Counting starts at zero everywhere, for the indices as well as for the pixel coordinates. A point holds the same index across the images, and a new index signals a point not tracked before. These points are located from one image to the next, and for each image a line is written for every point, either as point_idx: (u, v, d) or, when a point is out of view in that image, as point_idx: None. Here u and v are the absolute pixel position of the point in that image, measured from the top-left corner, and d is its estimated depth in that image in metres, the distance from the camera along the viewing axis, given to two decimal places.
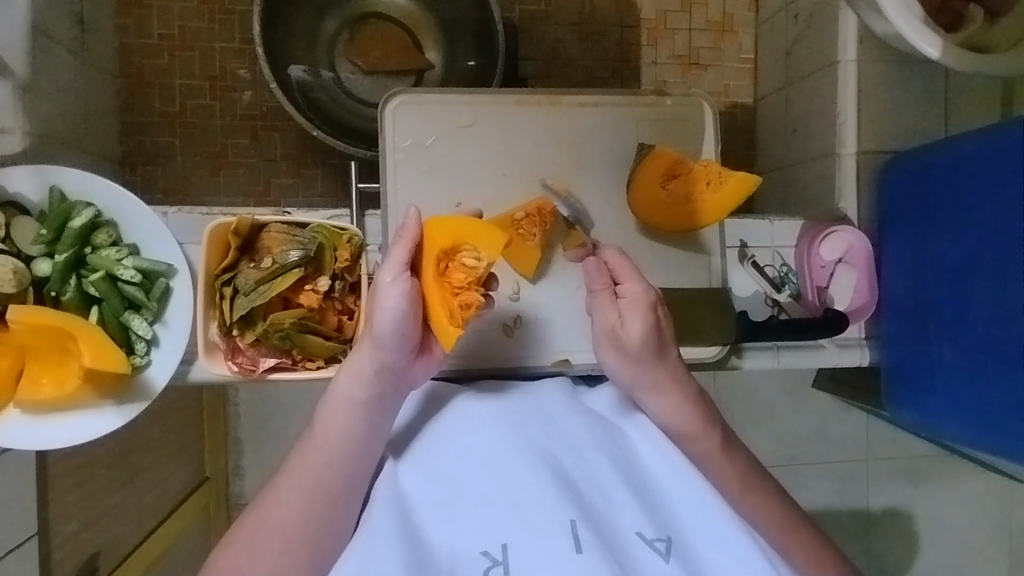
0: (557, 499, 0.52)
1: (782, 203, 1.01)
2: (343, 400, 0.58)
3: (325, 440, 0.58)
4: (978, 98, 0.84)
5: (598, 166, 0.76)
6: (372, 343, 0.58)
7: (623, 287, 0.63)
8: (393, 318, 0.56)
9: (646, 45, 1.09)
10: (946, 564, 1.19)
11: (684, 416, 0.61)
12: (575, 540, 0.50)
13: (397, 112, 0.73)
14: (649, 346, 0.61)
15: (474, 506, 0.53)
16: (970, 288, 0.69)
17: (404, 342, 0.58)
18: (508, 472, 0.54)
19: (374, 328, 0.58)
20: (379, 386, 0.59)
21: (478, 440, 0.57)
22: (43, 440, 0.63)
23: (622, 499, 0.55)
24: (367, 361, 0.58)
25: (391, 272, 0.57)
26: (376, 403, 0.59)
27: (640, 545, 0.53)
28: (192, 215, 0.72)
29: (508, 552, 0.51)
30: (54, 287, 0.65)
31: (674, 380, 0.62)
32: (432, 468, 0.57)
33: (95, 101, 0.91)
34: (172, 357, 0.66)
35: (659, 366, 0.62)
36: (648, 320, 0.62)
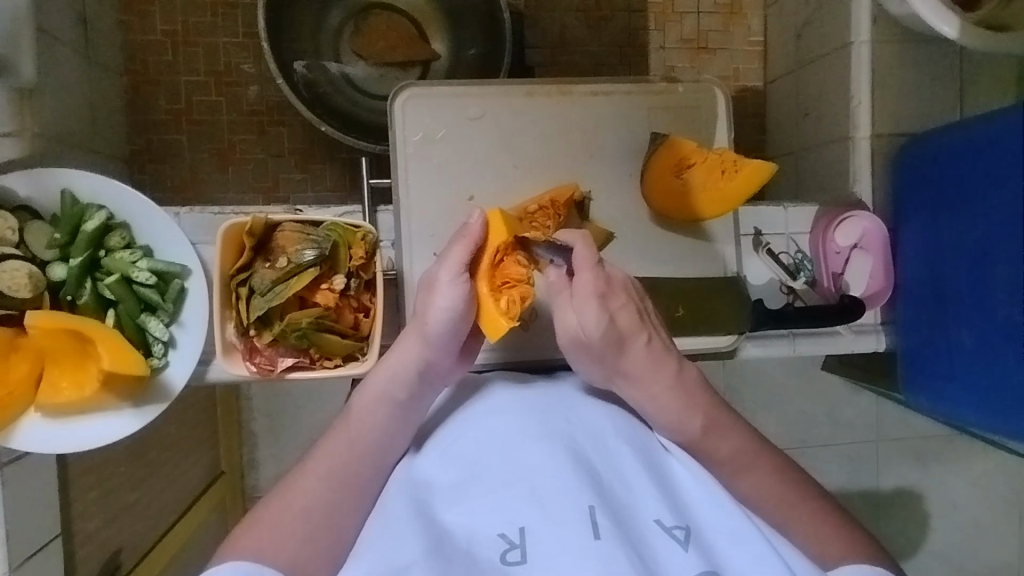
0: (578, 486, 0.50)
1: (794, 187, 1.00)
2: (381, 395, 0.59)
3: (358, 429, 0.58)
4: (994, 78, 0.83)
5: (611, 157, 0.75)
6: (422, 337, 0.60)
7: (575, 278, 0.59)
8: (447, 316, 0.59)
9: (653, 30, 1.07)
10: (958, 543, 1.19)
11: (673, 407, 0.58)
12: (593, 527, 0.47)
13: (407, 105, 0.72)
14: (611, 342, 0.58)
15: (493, 488, 0.51)
16: (989, 273, 0.68)
17: (454, 342, 0.60)
18: (529, 456, 0.52)
19: (425, 326, 0.60)
20: (418, 385, 0.60)
21: (499, 429, 0.56)
22: (65, 443, 0.64)
23: (642, 488, 0.52)
24: (412, 359, 0.59)
25: (453, 273, 0.60)
26: (410, 403, 0.59)
27: (659, 533, 0.50)
28: (204, 215, 0.72)
29: (526, 536, 0.48)
30: (70, 292, 0.65)
31: (649, 371, 0.59)
32: (450, 455, 0.56)
33: (101, 100, 0.90)
34: (190, 357, 0.66)
35: (626, 358, 0.58)
36: (601, 314, 0.58)
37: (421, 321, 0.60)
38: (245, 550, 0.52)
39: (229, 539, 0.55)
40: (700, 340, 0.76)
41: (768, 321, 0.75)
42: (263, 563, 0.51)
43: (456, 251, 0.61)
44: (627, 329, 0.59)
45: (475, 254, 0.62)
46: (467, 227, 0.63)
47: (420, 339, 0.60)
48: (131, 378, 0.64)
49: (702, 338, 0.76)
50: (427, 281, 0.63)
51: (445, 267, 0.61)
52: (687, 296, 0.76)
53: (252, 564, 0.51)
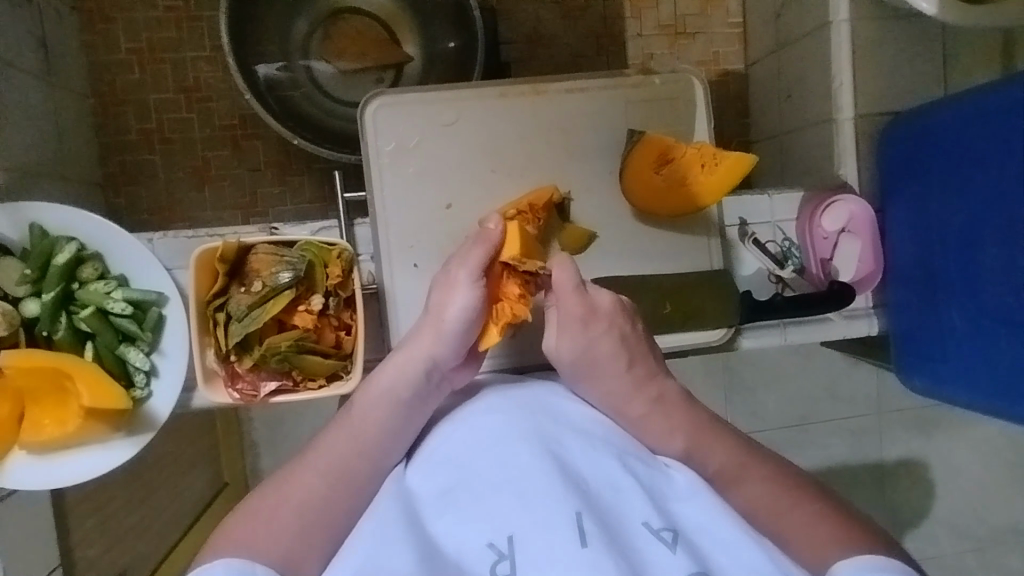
0: (563, 491, 0.49)
1: (780, 171, 0.98)
2: (387, 394, 0.57)
3: (362, 428, 0.57)
4: (977, 51, 0.81)
5: (588, 155, 0.73)
6: (436, 334, 0.59)
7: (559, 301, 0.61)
8: (464, 315, 0.59)
9: (630, 18, 1.05)
10: (961, 513, 1.19)
11: (656, 425, 0.58)
12: (579, 533, 0.47)
13: (378, 114, 0.71)
14: (587, 368, 0.59)
15: (480, 496, 0.50)
16: (978, 256, 0.67)
17: (467, 339, 0.60)
18: (515, 460, 0.51)
19: (440, 324, 0.59)
20: (428, 382, 0.58)
21: (483, 433, 0.54)
22: (53, 479, 0.63)
23: (630, 489, 0.51)
24: (420, 359, 0.58)
25: (472, 275, 0.60)
26: (417, 402, 0.58)
27: (646, 535, 0.48)
28: (178, 240, 0.71)
29: (515, 545, 0.47)
30: (45, 327, 0.63)
31: (628, 395, 0.59)
32: (436, 464, 0.54)
33: (69, 124, 0.88)
34: (173, 385, 0.65)
35: (601, 381, 0.59)
36: (581, 339, 0.59)
37: (434, 319, 0.60)
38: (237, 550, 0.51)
39: (215, 538, 0.54)
40: (688, 336, 0.75)
41: (756, 314, 0.75)
42: (254, 559, 0.50)
43: (475, 252, 0.61)
44: (608, 353, 0.60)
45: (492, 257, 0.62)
46: (487, 232, 0.62)
47: (436, 335, 0.59)
48: (114, 411, 0.63)
49: (691, 333, 0.75)
50: (441, 278, 0.62)
51: (466, 267, 0.60)
52: (676, 292, 0.74)
53: (244, 560, 0.50)
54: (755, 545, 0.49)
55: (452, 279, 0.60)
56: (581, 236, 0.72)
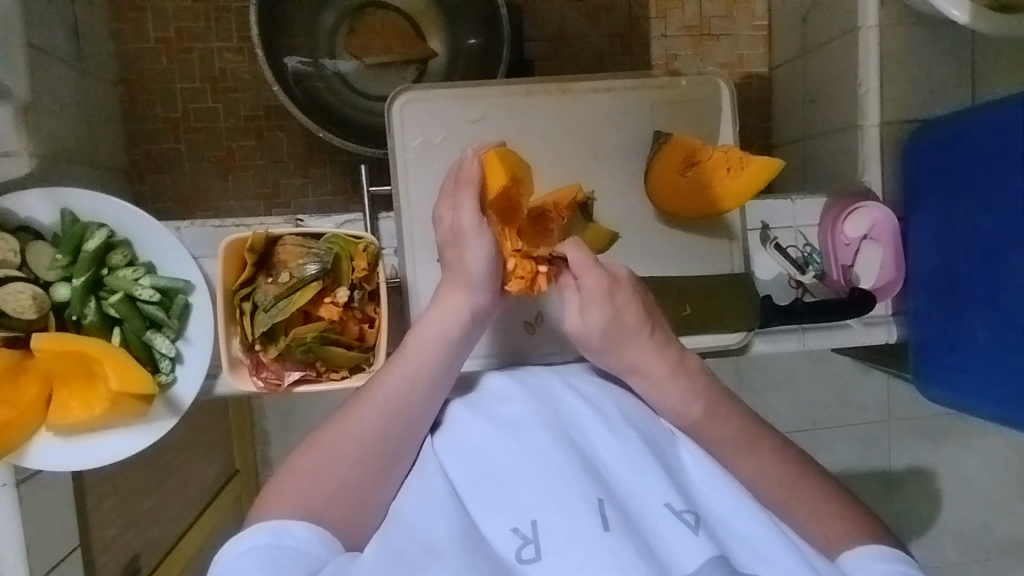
0: (585, 478, 0.49)
1: (802, 176, 0.98)
2: (437, 335, 0.58)
3: (414, 362, 0.57)
4: (1007, 60, 0.80)
5: (612, 155, 0.73)
6: (466, 287, 0.59)
7: (581, 280, 0.59)
8: (485, 263, 0.58)
9: (655, 18, 1.05)
10: (972, 524, 1.19)
11: (676, 390, 0.58)
12: (603, 518, 0.47)
13: (405, 110, 0.71)
14: (614, 336, 0.59)
15: (504, 482, 0.50)
16: (1005, 266, 0.67)
17: (495, 287, 0.59)
18: (536, 447, 0.52)
19: (467, 276, 0.58)
20: (471, 326, 0.59)
21: (506, 418, 0.55)
22: (79, 460, 0.64)
23: (652, 472, 0.51)
24: (463, 305, 0.59)
25: (475, 222, 0.58)
26: (463, 342, 0.59)
27: (668, 519, 0.48)
28: (205, 229, 0.72)
29: (539, 530, 0.47)
30: (75, 311, 0.65)
31: (650, 358, 0.58)
32: (458, 449, 0.54)
33: (97, 111, 0.89)
34: (198, 372, 0.66)
35: (628, 350, 0.59)
36: (606, 310, 0.59)
37: (457, 270, 0.59)
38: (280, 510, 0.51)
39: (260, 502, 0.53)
40: (707, 338, 0.75)
41: (776, 317, 0.75)
42: (284, 517, 0.50)
43: (467, 198, 0.59)
44: (633, 322, 0.59)
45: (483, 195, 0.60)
46: (464, 170, 0.60)
47: (466, 286, 0.59)
48: (140, 396, 0.64)
49: (710, 336, 0.75)
50: (449, 234, 0.60)
51: (466, 216, 0.59)
52: (695, 294, 0.75)
53: (278, 521, 0.49)
54: (778, 534, 0.49)
55: (462, 234, 0.58)
56: (602, 236, 0.73)
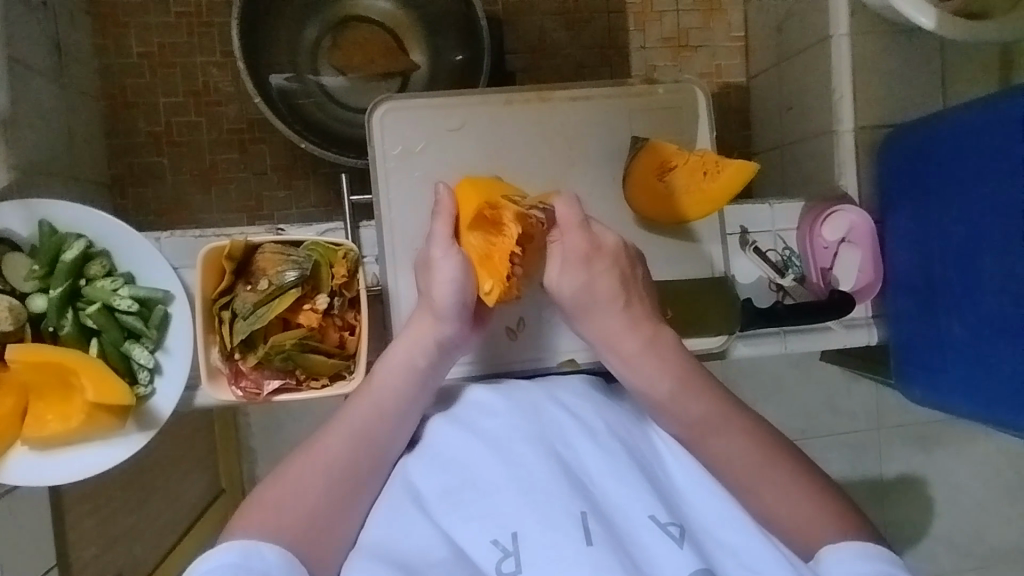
0: (568, 491, 0.49)
1: (781, 183, 1.00)
2: (403, 365, 0.58)
3: (379, 392, 0.57)
4: (976, 65, 0.82)
5: (590, 162, 0.74)
6: (433, 315, 0.59)
7: (564, 238, 0.60)
8: (452, 289, 0.58)
9: (633, 30, 1.07)
10: (962, 528, 1.19)
11: (647, 366, 0.57)
12: (585, 532, 0.47)
13: (385, 119, 0.72)
14: (586, 302, 0.60)
15: (487, 494, 0.50)
16: (978, 266, 0.68)
17: (464, 315, 0.60)
18: (519, 460, 0.52)
19: (433, 300, 0.59)
20: (439, 357, 0.59)
21: (490, 430, 0.55)
22: (54, 475, 0.63)
23: (636, 484, 0.51)
24: (429, 333, 0.59)
25: (445, 245, 0.60)
26: (431, 372, 0.59)
27: (652, 532, 0.48)
28: (186, 239, 0.72)
29: (519, 542, 0.47)
30: (52, 322, 0.64)
31: (621, 333, 0.59)
32: (441, 461, 0.54)
33: (79, 125, 0.89)
34: (176, 383, 0.66)
35: (601, 319, 0.59)
36: (582, 275, 0.59)
37: (429, 295, 0.60)
38: (248, 528, 0.50)
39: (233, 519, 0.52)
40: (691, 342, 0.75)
41: (759, 320, 0.75)
42: (257, 539, 0.49)
43: (437, 225, 0.62)
44: (606, 292, 0.59)
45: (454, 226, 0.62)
46: (439, 201, 0.63)
47: (433, 314, 0.59)
48: (116, 407, 0.63)
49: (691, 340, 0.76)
50: (422, 262, 0.62)
51: (437, 243, 0.61)
52: (675, 298, 0.75)
53: (250, 541, 0.49)
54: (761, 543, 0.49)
55: (429, 259, 0.60)
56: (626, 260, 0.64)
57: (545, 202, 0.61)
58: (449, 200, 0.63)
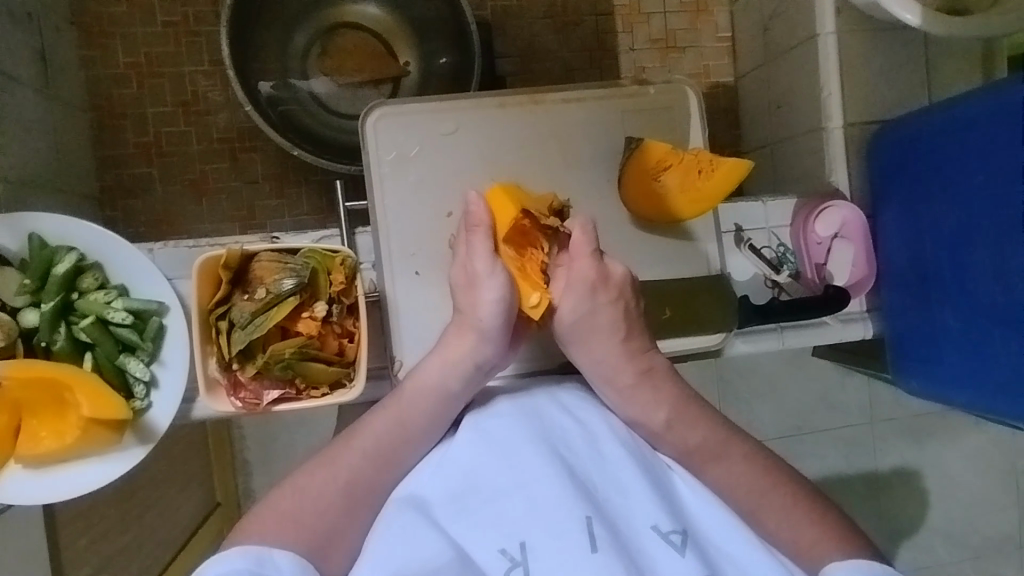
0: (573, 495, 0.49)
1: (772, 181, 1.01)
2: (435, 387, 0.58)
3: (406, 410, 0.57)
4: (960, 59, 0.83)
5: (585, 163, 0.74)
6: (476, 333, 0.58)
7: (574, 264, 0.59)
8: (498, 309, 0.58)
9: (622, 33, 1.08)
10: (958, 518, 1.20)
11: (640, 398, 0.58)
12: (590, 538, 0.47)
13: (379, 124, 0.72)
14: (584, 331, 0.59)
15: (491, 500, 0.50)
16: (970, 257, 0.69)
17: (504, 335, 0.59)
18: (524, 465, 0.51)
19: (478, 319, 0.58)
20: (476, 378, 0.59)
21: (495, 433, 0.54)
22: (49, 493, 0.62)
23: (639, 491, 0.51)
24: (467, 353, 0.58)
25: (490, 263, 0.58)
26: (464, 393, 0.59)
27: (654, 538, 0.49)
28: (179, 250, 0.71)
29: (527, 551, 0.47)
30: (43, 337, 0.63)
31: (619, 362, 0.59)
32: (445, 467, 0.53)
33: (66, 137, 0.88)
34: (173, 396, 0.65)
35: (597, 348, 0.59)
36: (584, 304, 0.59)
37: (470, 314, 0.59)
38: (258, 537, 0.50)
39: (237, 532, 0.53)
40: (689, 339, 0.76)
41: (755, 316, 0.75)
42: (269, 545, 0.50)
43: (477, 240, 0.60)
44: (607, 322, 0.59)
45: (494, 240, 0.61)
46: (473, 215, 0.61)
47: (475, 334, 0.58)
48: (112, 422, 0.62)
49: (691, 338, 0.76)
50: (462, 278, 0.60)
51: (479, 259, 0.59)
52: (674, 297, 0.76)
53: (262, 547, 0.50)
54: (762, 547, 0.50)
55: (475, 277, 0.59)
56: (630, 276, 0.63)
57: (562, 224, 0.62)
58: (487, 215, 0.61)
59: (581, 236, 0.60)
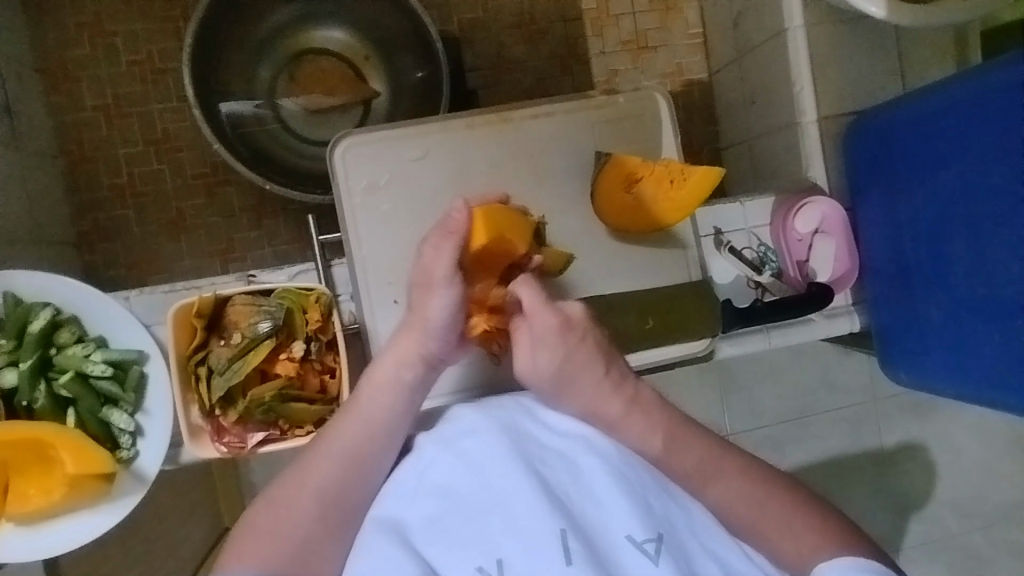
0: (547, 509, 0.48)
1: (751, 177, 1.00)
2: (390, 380, 0.58)
3: (368, 416, 0.57)
4: (932, 45, 0.82)
5: (557, 179, 0.74)
6: (421, 330, 0.59)
7: (533, 321, 0.58)
8: (448, 312, 0.58)
9: (592, 36, 1.07)
10: (967, 499, 1.19)
11: (634, 425, 0.55)
12: (565, 551, 0.46)
13: (347, 155, 0.71)
14: (563, 379, 0.57)
15: (470, 518, 0.50)
16: (948, 245, 0.68)
17: (451, 335, 0.60)
18: (501, 480, 0.51)
19: (424, 319, 0.59)
20: (425, 370, 0.59)
21: (476, 446, 0.54)
22: (42, 549, 0.61)
23: (616, 504, 0.50)
24: (412, 346, 0.59)
25: (449, 273, 0.58)
26: (418, 385, 0.59)
27: (630, 552, 0.48)
28: (155, 295, 0.70)
29: (503, 567, 0.47)
30: (25, 396, 0.62)
31: (604, 399, 0.56)
32: (427, 486, 0.53)
33: (37, 185, 0.88)
34: (160, 442, 0.65)
35: (580, 391, 0.56)
36: (558, 351, 0.57)
37: (420, 314, 0.59)
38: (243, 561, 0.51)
39: (228, 548, 0.53)
40: (673, 348, 0.76)
41: (739, 320, 0.75)
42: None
43: (446, 247, 0.59)
44: (582, 362, 0.57)
45: (461, 249, 0.60)
46: (451, 221, 0.59)
47: (421, 332, 0.59)
48: (99, 475, 0.62)
49: (674, 347, 0.76)
50: (418, 278, 0.61)
51: (440, 264, 0.59)
52: (658, 306, 0.74)
53: None
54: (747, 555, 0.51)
55: (429, 283, 0.59)
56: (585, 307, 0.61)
57: (510, 290, 0.61)
58: (465, 221, 0.60)
59: (528, 297, 0.59)
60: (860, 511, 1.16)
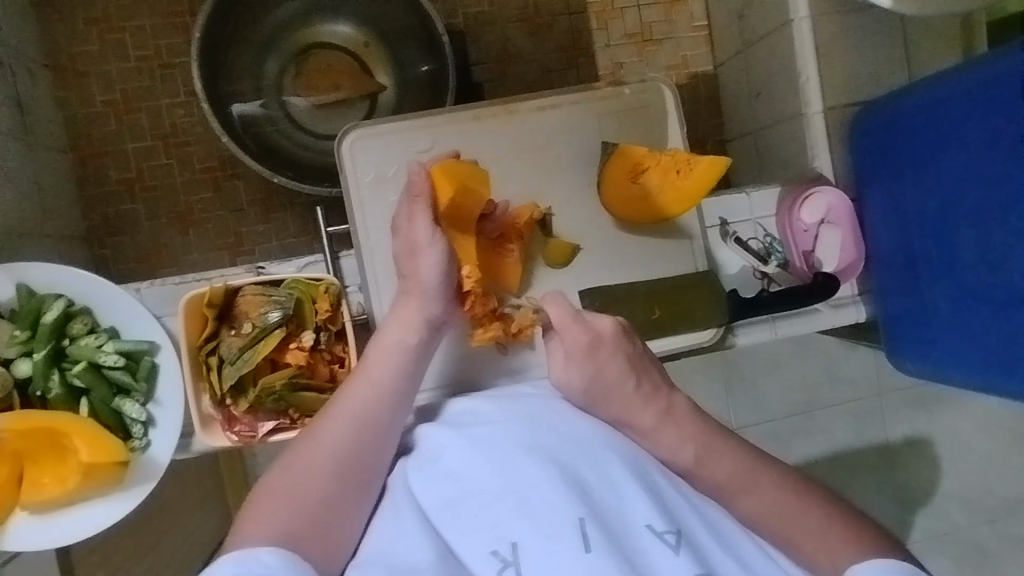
0: (565, 496, 0.49)
1: (756, 168, 1.00)
2: (397, 344, 0.60)
3: (380, 381, 0.58)
4: (938, 34, 0.82)
5: (564, 170, 0.74)
6: (418, 295, 0.62)
7: (566, 333, 0.62)
8: (438, 271, 0.63)
9: (596, 29, 1.07)
10: (976, 491, 1.19)
11: (664, 436, 0.58)
12: (583, 538, 0.47)
13: (354, 147, 0.72)
14: (597, 393, 0.59)
15: (484, 504, 0.50)
16: (954, 233, 0.69)
17: (447, 295, 0.63)
18: (516, 468, 0.51)
19: (418, 282, 0.63)
20: (430, 334, 0.62)
21: (491, 432, 0.54)
22: (55, 538, 0.62)
23: (632, 492, 0.51)
24: (416, 310, 0.62)
25: (430, 232, 0.63)
26: (423, 348, 0.61)
27: (649, 538, 0.48)
28: (165, 287, 0.71)
29: (519, 552, 0.47)
30: (39, 386, 0.64)
31: (636, 411, 0.59)
32: (441, 473, 0.54)
33: (48, 180, 0.89)
34: (171, 432, 0.66)
35: (612, 404, 0.59)
36: (588, 366, 0.60)
37: (412, 279, 0.63)
38: (256, 531, 0.49)
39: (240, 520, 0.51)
40: (680, 338, 0.76)
41: (746, 309, 0.75)
42: (255, 548, 0.47)
43: (420, 210, 0.64)
44: (614, 379, 0.60)
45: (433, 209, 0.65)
46: (413, 185, 0.65)
47: (419, 295, 0.62)
48: (111, 464, 0.63)
49: (683, 337, 0.76)
50: (403, 247, 0.65)
51: (419, 228, 0.63)
52: (665, 295, 0.75)
53: (247, 550, 0.47)
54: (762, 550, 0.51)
55: (415, 246, 0.63)
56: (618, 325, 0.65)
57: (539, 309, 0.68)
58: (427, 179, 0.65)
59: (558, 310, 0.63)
60: (867, 502, 1.16)
